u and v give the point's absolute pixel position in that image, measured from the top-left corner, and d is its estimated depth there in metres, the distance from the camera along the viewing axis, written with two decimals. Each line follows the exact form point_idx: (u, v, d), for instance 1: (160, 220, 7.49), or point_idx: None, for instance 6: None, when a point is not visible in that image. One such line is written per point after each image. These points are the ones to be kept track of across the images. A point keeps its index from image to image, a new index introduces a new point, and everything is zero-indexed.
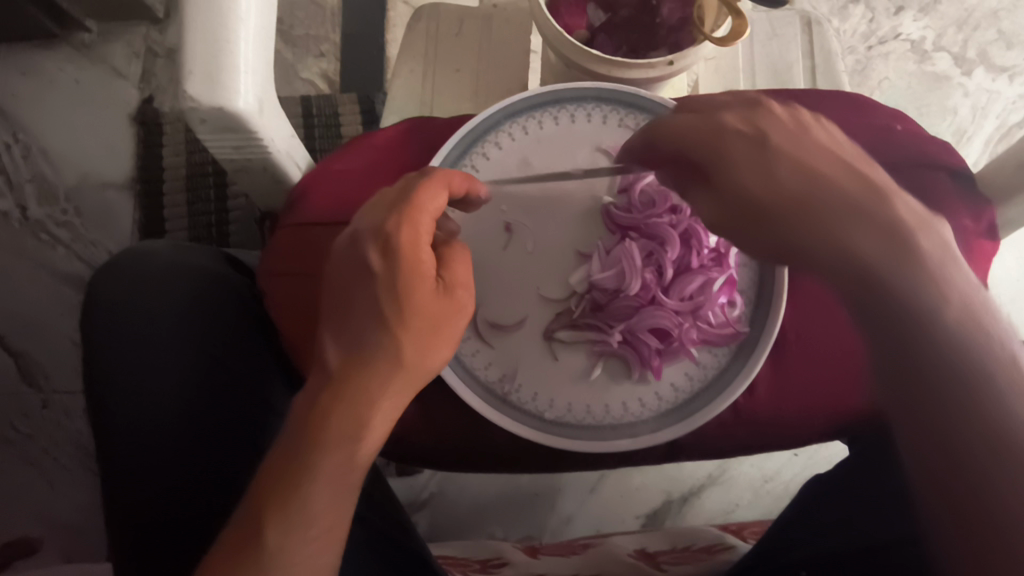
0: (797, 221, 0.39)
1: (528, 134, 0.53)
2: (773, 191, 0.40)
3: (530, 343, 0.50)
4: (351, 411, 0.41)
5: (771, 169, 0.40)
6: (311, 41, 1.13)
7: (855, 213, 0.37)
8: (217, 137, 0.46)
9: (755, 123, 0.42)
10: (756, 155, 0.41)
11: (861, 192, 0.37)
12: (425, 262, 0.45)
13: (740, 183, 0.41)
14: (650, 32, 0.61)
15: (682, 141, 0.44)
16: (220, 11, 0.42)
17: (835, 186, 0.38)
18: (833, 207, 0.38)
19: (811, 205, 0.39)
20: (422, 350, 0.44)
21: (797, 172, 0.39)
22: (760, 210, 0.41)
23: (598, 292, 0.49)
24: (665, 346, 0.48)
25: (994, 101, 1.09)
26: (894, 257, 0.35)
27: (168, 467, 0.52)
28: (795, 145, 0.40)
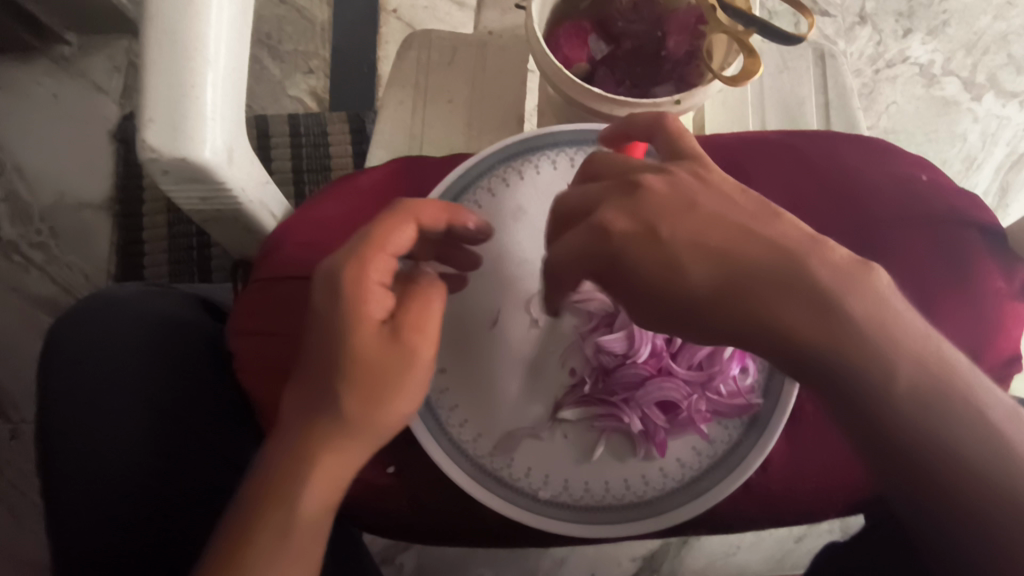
0: (733, 320, 0.33)
1: (523, 179, 0.49)
2: (697, 287, 0.34)
3: (526, 413, 0.45)
4: (296, 478, 0.37)
5: (675, 266, 0.34)
6: (300, 57, 1.08)
7: (785, 304, 0.32)
8: (181, 187, 0.42)
9: (633, 204, 0.35)
10: (644, 248, 0.35)
11: (776, 278, 0.32)
12: (383, 302, 0.39)
13: (651, 286, 0.35)
14: (654, 65, 0.57)
15: (579, 253, 0.36)
16: (184, 53, 0.38)
17: (755, 279, 0.33)
18: (757, 290, 0.33)
19: (739, 304, 0.33)
20: (373, 406, 0.38)
21: (708, 267, 0.34)
22: (687, 312, 0.34)
23: (606, 356, 0.45)
24: (671, 418, 0.44)
25: (1004, 128, 1.06)
26: (847, 340, 0.32)
27: (105, 532, 0.45)
28: (689, 223, 0.35)
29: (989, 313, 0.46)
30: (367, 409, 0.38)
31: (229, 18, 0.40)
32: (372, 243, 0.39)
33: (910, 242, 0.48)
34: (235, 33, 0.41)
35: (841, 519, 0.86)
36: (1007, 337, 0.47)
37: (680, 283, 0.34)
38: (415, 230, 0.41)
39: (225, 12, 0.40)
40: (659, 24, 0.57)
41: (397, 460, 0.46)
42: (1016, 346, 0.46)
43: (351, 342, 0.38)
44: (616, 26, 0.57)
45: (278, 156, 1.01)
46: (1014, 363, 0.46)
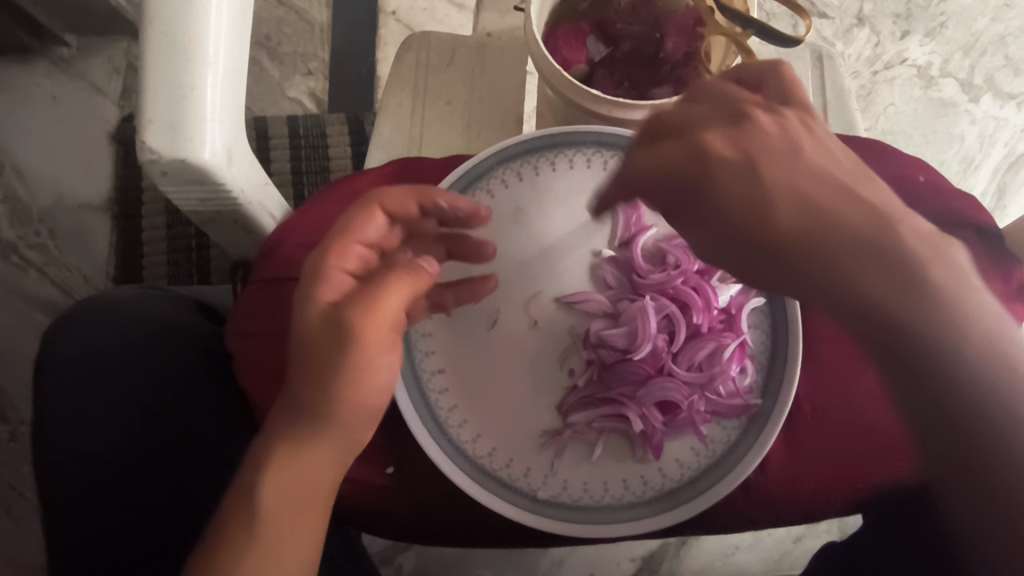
0: (803, 262, 0.32)
1: (522, 180, 0.49)
2: (776, 226, 0.32)
3: (525, 415, 0.45)
4: (250, 478, 0.36)
5: (759, 197, 0.33)
6: (299, 59, 1.09)
7: (862, 259, 0.30)
8: (180, 189, 0.42)
9: (740, 139, 0.35)
10: (735, 174, 0.34)
11: (857, 230, 0.31)
12: (334, 286, 0.40)
13: (731, 216, 0.34)
14: (653, 67, 0.57)
15: (662, 166, 0.37)
16: (184, 54, 0.38)
17: (839, 225, 0.31)
18: (839, 251, 0.31)
19: (810, 245, 0.31)
20: (319, 383, 0.37)
21: (793, 206, 0.32)
22: (765, 247, 0.33)
23: (606, 350, 0.45)
24: (669, 419, 0.44)
25: (1002, 129, 1.06)
26: (910, 302, 0.30)
27: (100, 537, 0.46)
28: (794, 167, 0.33)
29: None
30: (312, 386, 0.38)
31: (229, 20, 0.40)
32: (337, 233, 0.42)
33: None
34: (235, 35, 0.41)
35: (840, 519, 0.86)
36: None
37: (759, 219, 0.33)
38: (378, 218, 0.43)
39: (225, 14, 0.40)
40: (658, 26, 0.57)
41: (396, 461, 0.46)
42: None
43: (299, 318, 0.39)
44: (615, 27, 0.58)
45: (277, 157, 1.01)
46: None
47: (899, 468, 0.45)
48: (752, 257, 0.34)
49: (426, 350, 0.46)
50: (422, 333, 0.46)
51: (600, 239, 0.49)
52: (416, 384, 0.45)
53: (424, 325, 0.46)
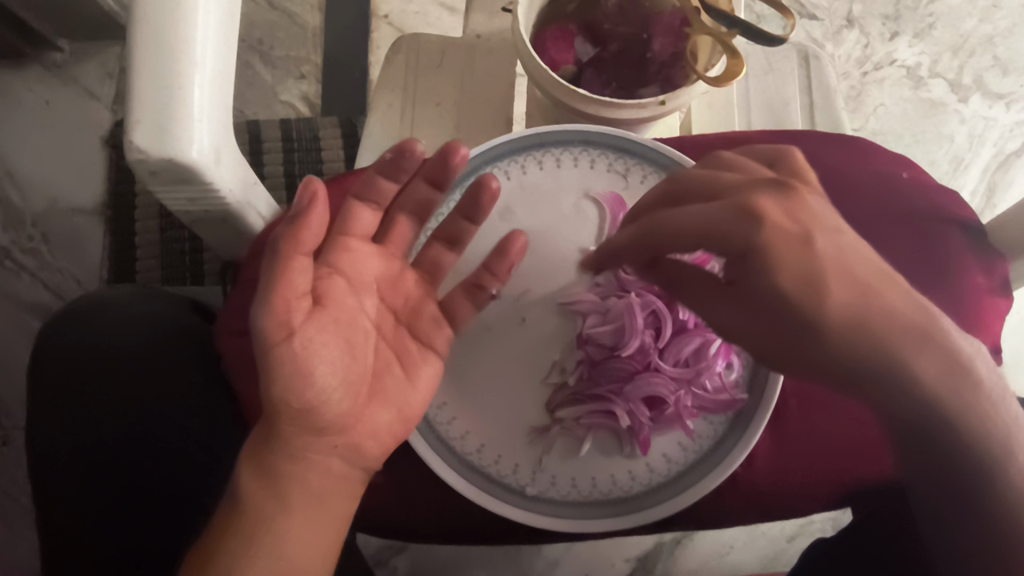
0: (859, 344, 0.34)
1: (510, 179, 0.50)
2: (833, 310, 0.35)
3: (514, 414, 0.45)
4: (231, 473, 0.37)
5: (819, 281, 0.35)
6: (291, 62, 1.10)
7: (913, 344, 0.35)
8: (168, 189, 0.42)
9: (796, 212, 0.37)
10: (804, 255, 0.36)
11: (909, 318, 0.35)
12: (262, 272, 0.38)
13: (789, 301, 0.35)
14: (641, 67, 0.58)
15: (708, 227, 0.37)
16: (173, 55, 0.39)
17: (882, 311, 0.35)
18: (899, 334, 0.34)
19: (864, 327, 0.35)
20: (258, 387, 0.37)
21: (852, 295, 0.35)
22: (814, 330, 0.35)
23: (594, 347, 0.45)
24: (656, 415, 0.44)
25: (991, 129, 1.07)
26: (947, 385, 0.35)
27: (92, 527, 0.49)
28: (838, 243, 0.37)
29: (967, 302, 0.47)
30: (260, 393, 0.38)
31: (217, 23, 0.41)
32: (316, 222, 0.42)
33: (892, 237, 0.48)
34: (223, 35, 0.41)
35: (833, 517, 0.86)
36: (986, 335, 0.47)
37: (817, 311, 0.35)
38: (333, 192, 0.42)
39: (213, 16, 0.40)
40: (645, 26, 0.58)
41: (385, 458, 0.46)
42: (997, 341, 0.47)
43: None
44: (603, 29, 0.59)
45: (270, 161, 1.01)
46: None
47: (863, 469, 0.46)
48: (793, 335, 0.36)
49: None
50: None
51: (588, 237, 0.50)
52: None
53: None
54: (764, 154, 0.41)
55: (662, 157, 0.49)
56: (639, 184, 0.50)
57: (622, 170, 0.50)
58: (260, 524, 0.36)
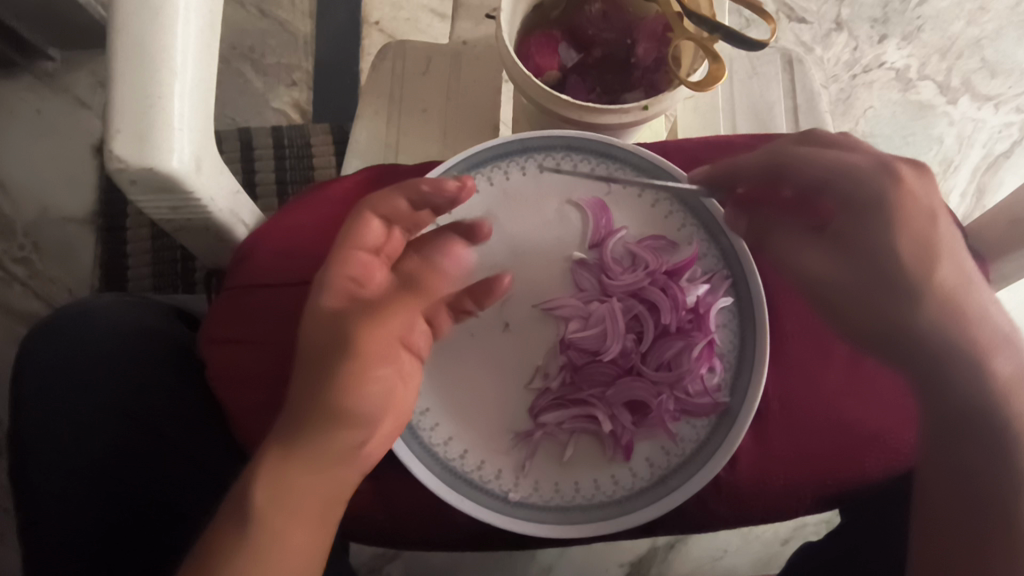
0: (944, 318, 0.40)
1: (493, 185, 0.50)
2: (932, 285, 0.41)
3: (496, 423, 0.45)
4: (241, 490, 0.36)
5: (928, 251, 0.41)
6: (282, 70, 1.10)
7: (988, 343, 0.40)
8: (150, 198, 0.42)
9: (927, 187, 0.42)
10: (926, 226, 0.41)
11: (995, 325, 0.41)
12: (333, 289, 0.41)
13: (902, 263, 0.41)
14: (625, 73, 0.59)
15: (842, 170, 0.42)
16: (153, 65, 0.39)
17: (971, 300, 0.41)
18: (977, 331, 0.40)
19: (950, 302, 0.40)
20: (324, 398, 0.38)
21: (952, 273, 0.41)
22: (913, 287, 0.40)
23: (576, 352, 0.45)
24: (639, 420, 0.44)
25: (979, 130, 1.07)
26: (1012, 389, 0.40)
27: (73, 536, 0.48)
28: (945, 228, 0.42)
29: None
30: (320, 401, 0.38)
31: (198, 33, 0.41)
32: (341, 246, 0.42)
33: None
34: (204, 45, 0.42)
35: (826, 519, 0.86)
36: None
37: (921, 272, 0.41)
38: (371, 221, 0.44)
39: (194, 26, 0.41)
40: (628, 32, 0.59)
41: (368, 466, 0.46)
42: None
43: (311, 335, 0.40)
44: (587, 34, 0.59)
45: (262, 167, 1.01)
46: None
47: (864, 467, 0.46)
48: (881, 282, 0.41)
49: None
50: None
51: (571, 241, 0.50)
52: None
53: None
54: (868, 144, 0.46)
55: (645, 162, 0.49)
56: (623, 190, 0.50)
57: (604, 176, 0.50)
58: (263, 536, 0.35)
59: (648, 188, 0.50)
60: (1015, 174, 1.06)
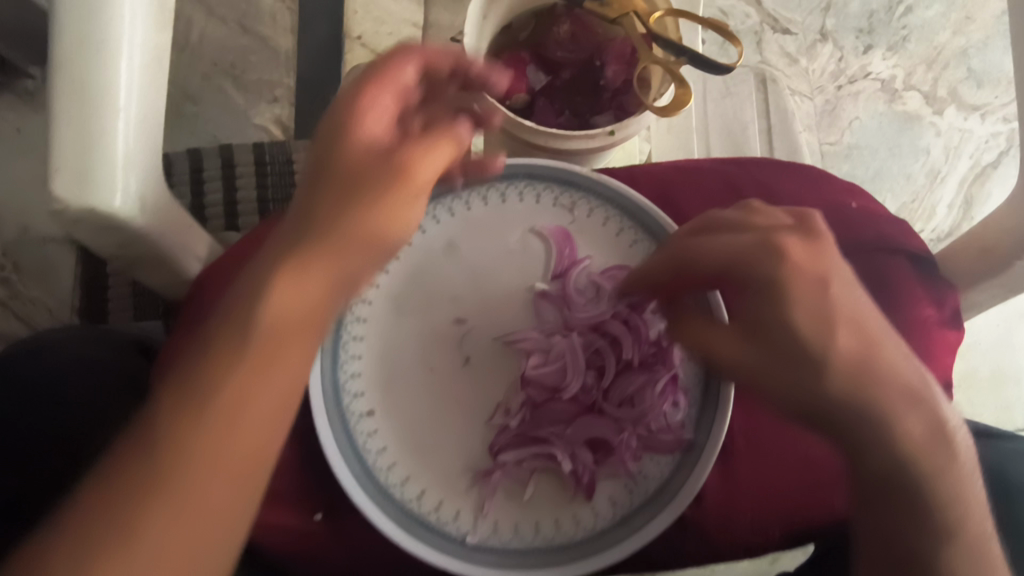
0: (861, 395, 0.36)
1: (454, 215, 0.49)
2: (835, 359, 0.36)
3: (456, 462, 0.44)
4: (238, 311, 0.32)
5: (833, 323, 0.36)
6: (263, 86, 1.08)
7: (901, 407, 0.36)
8: (96, 236, 0.41)
9: (817, 254, 0.37)
10: (819, 297, 0.36)
11: (904, 384, 0.36)
12: (372, 109, 0.37)
13: (803, 340, 0.36)
14: (595, 95, 0.58)
15: (730, 259, 0.38)
16: (94, 102, 0.38)
17: (881, 364, 0.36)
18: (892, 395, 0.36)
19: (858, 380, 0.36)
20: (361, 211, 0.35)
21: (856, 341, 0.36)
22: (819, 369, 0.35)
23: (534, 389, 0.44)
24: (601, 458, 0.43)
25: (967, 141, 1.06)
26: (926, 459, 0.35)
27: None
28: (852, 295, 0.37)
29: (920, 343, 0.46)
30: (356, 216, 0.35)
31: (143, 69, 0.40)
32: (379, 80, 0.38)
33: None
34: (150, 80, 0.41)
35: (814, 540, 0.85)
36: (938, 371, 0.46)
37: (823, 351, 0.35)
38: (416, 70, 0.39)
39: (138, 62, 0.40)
40: (597, 52, 0.58)
41: (325, 506, 0.45)
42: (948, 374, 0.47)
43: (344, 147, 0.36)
44: (555, 55, 0.58)
45: None
46: None
47: (818, 503, 0.45)
48: (791, 364, 0.36)
49: (355, 392, 0.45)
50: (351, 372, 0.45)
51: (534, 272, 0.48)
52: (342, 426, 0.43)
53: (352, 365, 0.45)
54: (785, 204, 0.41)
55: (610, 191, 0.49)
56: (586, 219, 0.49)
57: (568, 205, 0.49)
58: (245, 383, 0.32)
59: (611, 217, 0.49)
60: (1003, 185, 1.05)
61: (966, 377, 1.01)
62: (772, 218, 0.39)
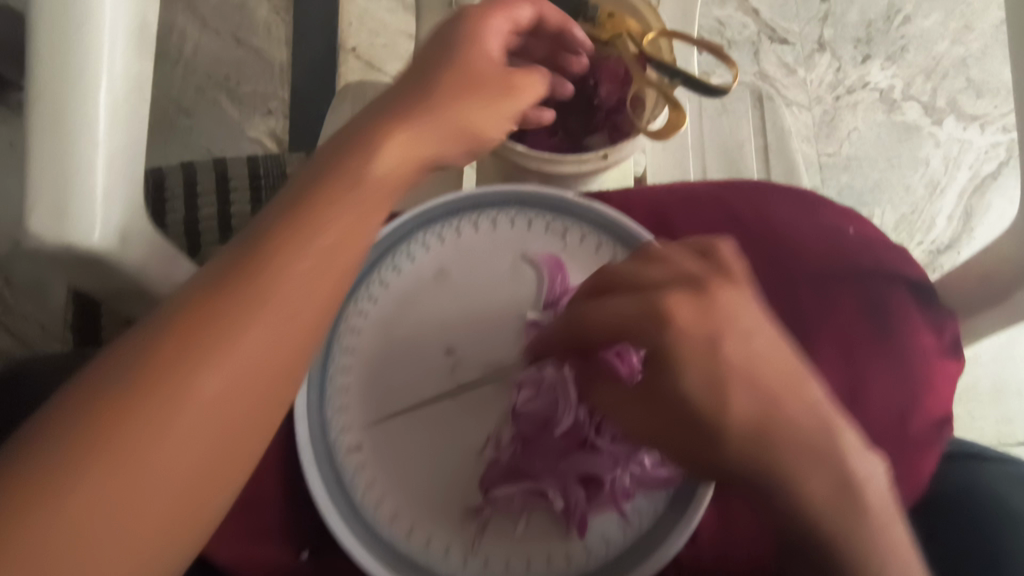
0: (766, 456, 0.34)
1: (444, 242, 0.48)
2: (730, 422, 0.34)
3: (447, 499, 0.43)
4: (273, 225, 0.32)
5: (724, 384, 0.35)
6: (258, 98, 1.08)
7: (806, 463, 0.34)
8: (76, 271, 0.40)
9: (705, 309, 0.35)
10: (704, 360, 0.35)
11: (811, 434, 0.34)
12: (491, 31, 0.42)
13: (691, 404, 0.35)
14: (588, 115, 0.56)
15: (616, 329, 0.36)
16: (72, 135, 0.37)
17: (784, 418, 0.35)
18: (794, 452, 0.34)
19: (760, 442, 0.34)
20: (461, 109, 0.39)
21: (752, 398, 0.35)
22: (712, 433, 0.34)
23: (525, 424, 0.43)
24: (593, 494, 0.42)
25: (966, 152, 1.05)
26: (843, 515, 0.33)
27: None
28: (749, 350, 0.35)
29: (918, 375, 0.47)
30: (464, 111, 0.39)
31: (123, 102, 0.39)
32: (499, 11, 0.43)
33: (831, 301, 0.48)
34: (131, 111, 0.40)
35: None
36: (938, 400, 0.47)
37: (716, 415, 0.34)
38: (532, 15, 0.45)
39: (117, 95, 0.39)
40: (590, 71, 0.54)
41: (311, 544, 0.44)
42: (945, 407, 0.47)
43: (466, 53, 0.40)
44: None
45: None
46: (943, 425, 0.47)
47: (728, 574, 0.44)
48: (693, 432, 0.35)
49: (341, 426, 0.43)
50: (338, 406, 0.44)
51: (525, 299, 0.47)
52: (329, 461, 0.42)
53: (339, 399, 0.44)
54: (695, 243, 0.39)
55: (603, 217, 0.48)
56: (579, 245, 0.48)
57: (560, 231, 0.49)
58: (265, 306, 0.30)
59: (604, 242, 0.48)
60: (1003, 197, 1.03)
61: (966, 390, 1.00)
62: (670, 267, 0.37)
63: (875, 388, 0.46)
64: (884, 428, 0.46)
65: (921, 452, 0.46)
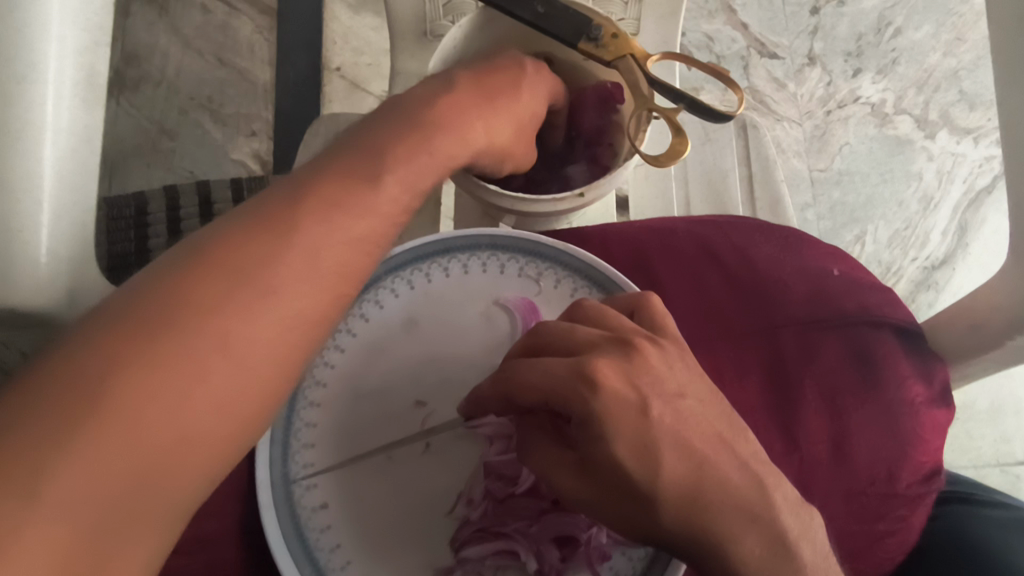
0: (702, 523, 0.33)
1: (414, 288, 0.46)
2: (666, 486, 0.33)
3: (416, 559, 0.41)
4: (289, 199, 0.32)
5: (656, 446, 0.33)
6: (241, 119, 1.02)
7: (740, 526, 0.33)
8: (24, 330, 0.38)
9: (633, 373, 0.35)
10: (638, 425, 0.33)
11: (750, 499, 0.34)
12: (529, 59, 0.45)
13: (628, 475, 0.33)
14: (566, 147, 0.55)
15: (550, 396, 0.34)
16: (13, 191, 0.36)
17: (714, 480, 0.34)
18: (728, 516, 0.33)
19: (696, 509, 0.33)
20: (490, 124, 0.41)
21: (685, 460, 0.34)
22: (651, 500, 0.33)
23: (494, 482, 0.42)
24: (567, 555, 0.40)
25: (960, 165, 1.03)
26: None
27: None
28: (678, 414, 0.35)
29: (905, 425, 0.46)
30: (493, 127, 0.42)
31: (69, 155, 0.38)
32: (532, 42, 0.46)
33: (814, 345, 0.47)
34: (78, 163, 0.38)
35: None
36: (926, 451, 0.46)
37: (651, 481, 0.33)
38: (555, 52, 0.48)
39: (63, 149, 0.38)
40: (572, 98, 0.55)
41: None
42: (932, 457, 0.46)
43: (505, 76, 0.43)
44: None
45: None
46: (933, 476, 0.46)
47: None
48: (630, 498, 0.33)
49: (307, 483, 0.42)
50: (303, 462, 0.42)
51: (500, 347, 0.46)
52: (293, 521, 0.40)
53: (305, 455, 0.42)
54: (624, 304, 0.40)
55: (578, 260, 0.46)
56: (553, 289, 0.47)
57: (533, 275, 0.47)
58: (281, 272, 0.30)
59: (579, 287, 0.46)
60: (998, 210, 1.01)
61: (964, 409, 0.98)
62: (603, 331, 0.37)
63: (860, 437, 0.46)
64: (871, 479, 0.45)
65: (909, 504, 0.46)
